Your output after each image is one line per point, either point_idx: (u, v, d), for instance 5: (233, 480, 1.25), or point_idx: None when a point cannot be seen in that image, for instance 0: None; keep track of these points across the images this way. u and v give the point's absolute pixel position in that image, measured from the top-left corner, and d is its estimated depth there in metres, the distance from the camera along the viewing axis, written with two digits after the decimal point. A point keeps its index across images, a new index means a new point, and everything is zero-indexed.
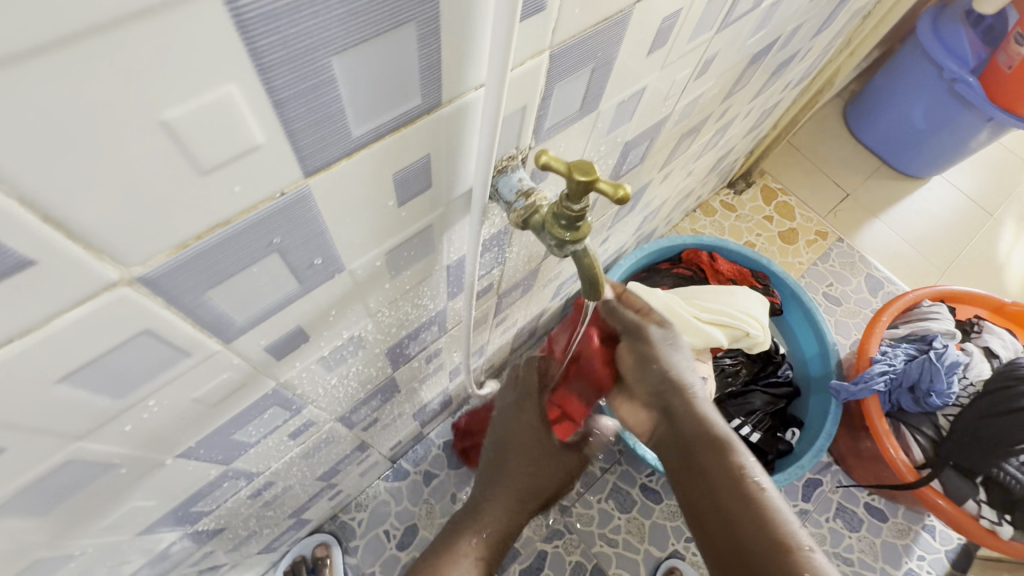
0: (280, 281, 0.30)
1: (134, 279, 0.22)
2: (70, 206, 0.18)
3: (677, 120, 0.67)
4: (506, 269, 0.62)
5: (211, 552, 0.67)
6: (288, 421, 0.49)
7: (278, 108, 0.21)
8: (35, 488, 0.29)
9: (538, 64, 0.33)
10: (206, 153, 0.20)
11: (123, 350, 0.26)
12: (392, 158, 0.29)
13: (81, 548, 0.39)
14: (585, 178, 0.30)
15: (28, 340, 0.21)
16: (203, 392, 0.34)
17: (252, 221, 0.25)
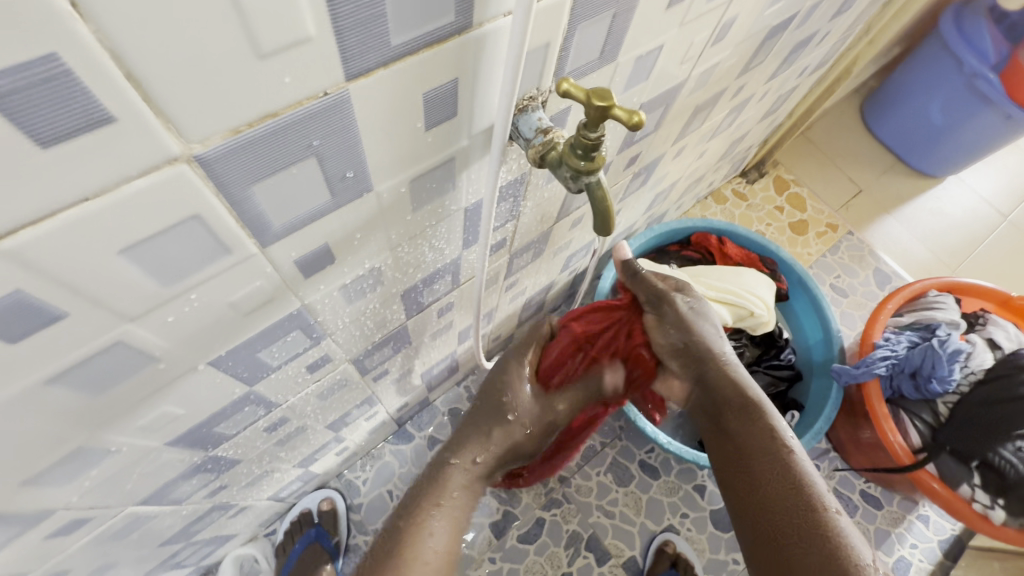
0: (315, 189, 0.33)
1: (192, 158, 0.25)
2: (149, 68, 0.20)
3: (693, 88, 0.68)
4: (519, 225, 0.65)
5: (226, 486, 0.70)
6: (307, 351, 0.52)
7: (329, 2, 0.23)
8: (82, 367, 0.32)
9: (562, 0, 0.35)
10: (266, 37, 0.23)
11: (174, 234, 0.28)
12: (423, 76, 0.31)
13: (116, 445, 0.42)
14: (602, 103, 0.32)
15: (99, 201, 0.24)
16: (237, 297, 0.37)
17: (297, 118, 0.27)
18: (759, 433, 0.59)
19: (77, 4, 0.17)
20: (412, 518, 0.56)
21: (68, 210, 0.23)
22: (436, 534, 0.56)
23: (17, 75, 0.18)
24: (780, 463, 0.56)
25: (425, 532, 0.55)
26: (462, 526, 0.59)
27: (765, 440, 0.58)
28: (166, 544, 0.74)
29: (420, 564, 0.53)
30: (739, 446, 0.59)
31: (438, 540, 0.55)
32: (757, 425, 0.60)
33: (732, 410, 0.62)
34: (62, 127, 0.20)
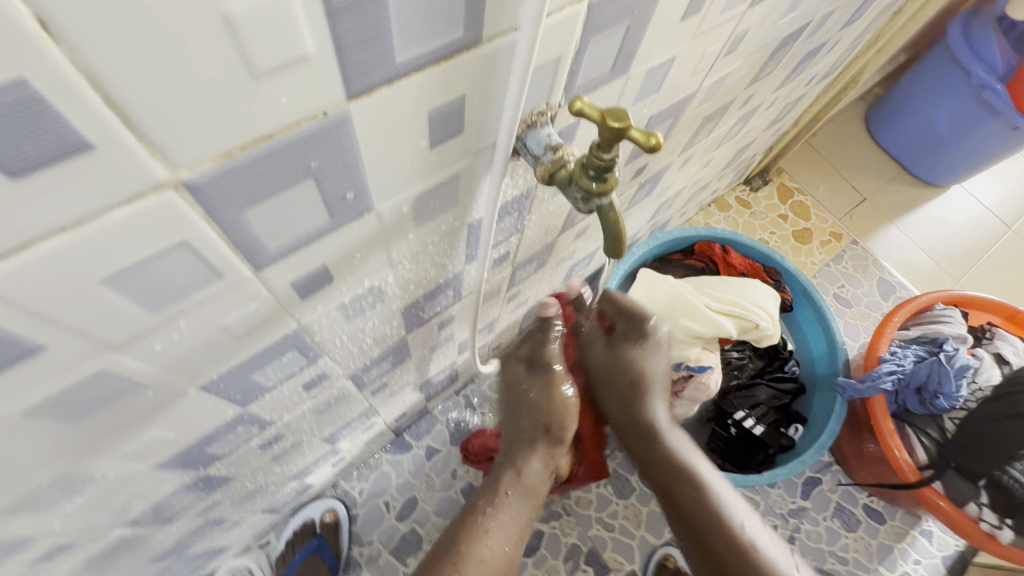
0: (313, 211, 0.31)
1: (179, 184, 0.23)
2: (131, 92, 0.19)
3: (703, 99, 0.67)
4: (523, 238, 0.63)
5: (219, 502, 0.68)
6: (303, 369, 0.50)
7: (330, 18, 0.22)
8: (62, 398, 0.30)
9: (575, 13, 0.33)
10: (260, 57, 0.21)
11: (161, 261, 0.26)
12: (429, 93, 0.29)
13: (101, 471, 0.40)
14: (619, 124, 0.31)
15: (77, 232, 0.22)
16: (230, 321, 0.35)
17: (294, 139, 0.25)
18: (682, 482, 0.62)
19: (47, 24, 0.16)
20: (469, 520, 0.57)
21: (44, 241, 0.21)
22: (494, 533, 0.56)
23: None
24: (713, 515, 0.60)
25: (481, 531, 0.56)
26: (518, 529, 0.59)
27: (684, 485, 0.62)
28: (157, 560, 0.72)
29: (476, 563, 0.54)
30: (670, 489, 0.63)
31: (496, 539, 0.56)
32: (678, 472, 0.63)
33: (648, 450, 0.65)
34: (33, 155, 0.18)
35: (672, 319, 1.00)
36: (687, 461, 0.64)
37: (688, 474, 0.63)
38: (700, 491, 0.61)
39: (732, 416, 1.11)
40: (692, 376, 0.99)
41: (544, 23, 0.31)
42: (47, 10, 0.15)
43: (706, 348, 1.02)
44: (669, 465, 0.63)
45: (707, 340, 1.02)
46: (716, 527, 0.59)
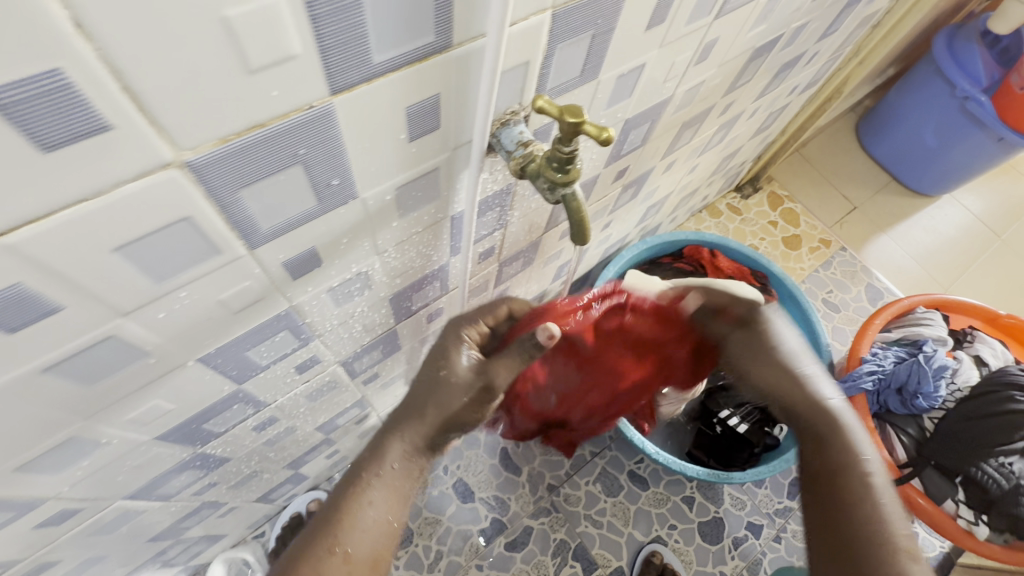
0: (302, 195, 0.35)
1: (183, 164, 0.27)
2: (144, 82, 0.22)
3: (679, 105, 0.71)
4: (507, 234, 0.66)
5: (215, 484, 0.71)
6: (296, 351, 0.54)
7: (313, 23, 0.25)
8: (74, 359, 0.33)
9: (540, 22, 0.37)
10: (254, 56, 0.25)
11: (166, 233, 0.30)
12: (406, 90, 0.33)
13: (107, 437, 0.43)
14: (574, 119, 0.35)
15: (94, 202, 0.25)
16: (227, 296, 0.38)
17: (284, 128, 0.29)
18: (837, 454, 0.56)
19: (80, 26, 0.19)
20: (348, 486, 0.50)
21: (68, 209, 0.25)
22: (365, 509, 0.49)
23: (22, 87, 0.20)
24: (874, 510, 0.51)
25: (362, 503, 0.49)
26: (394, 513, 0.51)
27: (847, 467, 0.55)
28: (154, 541, 0.75)
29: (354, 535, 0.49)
30: (832, 468, 0.55)
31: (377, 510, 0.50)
32: (836, 451, 0.56)
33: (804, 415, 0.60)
34: (61, 134, 0.22)
35: None
36: (852, 445, 0.56)
37: (847, 448, 0.56)
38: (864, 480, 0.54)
39: (717, 414, 1.15)
40: None
41: (509, 30, 0.34)
42: (81, 13, 0.19)
43: None
44: (826, 433, 0.58)
45: None
46: (872, 518, 0.50)
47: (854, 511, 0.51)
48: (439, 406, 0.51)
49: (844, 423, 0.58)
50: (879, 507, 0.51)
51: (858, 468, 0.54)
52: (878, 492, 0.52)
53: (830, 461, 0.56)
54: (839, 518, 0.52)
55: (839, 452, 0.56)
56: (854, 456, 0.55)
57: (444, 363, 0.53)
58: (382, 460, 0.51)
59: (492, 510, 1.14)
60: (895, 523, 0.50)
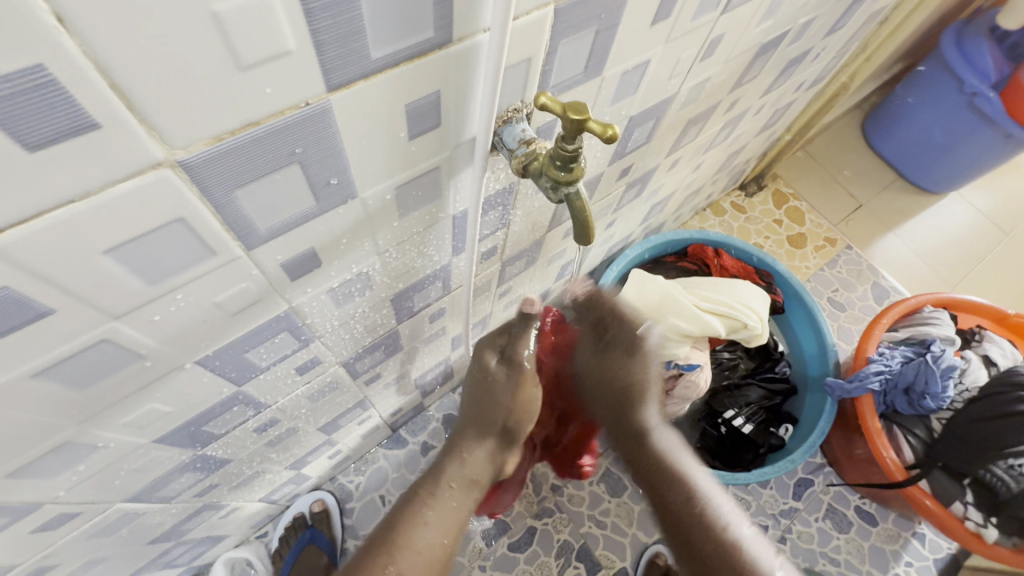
0: (300, 195, 0.34)
1: (175, 163, 0.26)
2: (131, 78, 0.22)
3: (684, 102, 0.69)
4: (510, 233, 0.66)
5: (216, 486, 0.71)
6: (296, 353, 0.53)
7: (308, 17, 0.25)
8: (67, 363, 0.33)
9: (543, 16, 0.36)
10: (247, 51, 0.24)
11: (159, 234, 0.29)
12: (406, 87, 0.32)
13: (104, 440, 0.43)
14: (578, 116, 0.34)
15: (83, 203, 0.25)
16: (224, 298, 0.38)
17: (279, 126, 0.28)
18: (673, 486, 0.66)
19: (62, 20, 0.19)
20: (406, 517, 0.55)
21: (56, 210, 0.24)
22: (423, 528, 0.55)
23: (4, 84, 0.19)
24: (704, 520, 0.63)
25: (420, 522, 0.55)
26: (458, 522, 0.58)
27: (686, 499, 0.64)
28: (157, 542, 0.74)
29: (411, 554, 0.52)
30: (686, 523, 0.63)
31: (434, 533, 0.55)
32: (669, 477, 0.67)
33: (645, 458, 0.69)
34: (46, 132, 0.21)
35: (661, 317, 1.02)
36: (682, 472, 0.67)
37: (681, 482, 0.66)
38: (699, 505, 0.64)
39: (722, 415, 1.12)
40: (681, 375, 1.03)
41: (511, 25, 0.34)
42: (62, 6, 0.18)
43: (695, 347, 1.05)
44: (666, 473, 0.67)
45: (696, 339, 1.04)
46: (705, 528, 0.62)
47: (687, 519, 0.63)
48: (488, 420, 0.62)
49: (671, 456, 0.69)
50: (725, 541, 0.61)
51: (687, 492, 0.65)
52: (708, 503, 0.64)
53: (676, 496, 0.65)
54: (689, 538, 0.62)
55: (680, 486, 0.66)
56: (686, 483, 0.66)
57: (480, 368, 0.62)
58: (439, 481, 0.59)
59: None
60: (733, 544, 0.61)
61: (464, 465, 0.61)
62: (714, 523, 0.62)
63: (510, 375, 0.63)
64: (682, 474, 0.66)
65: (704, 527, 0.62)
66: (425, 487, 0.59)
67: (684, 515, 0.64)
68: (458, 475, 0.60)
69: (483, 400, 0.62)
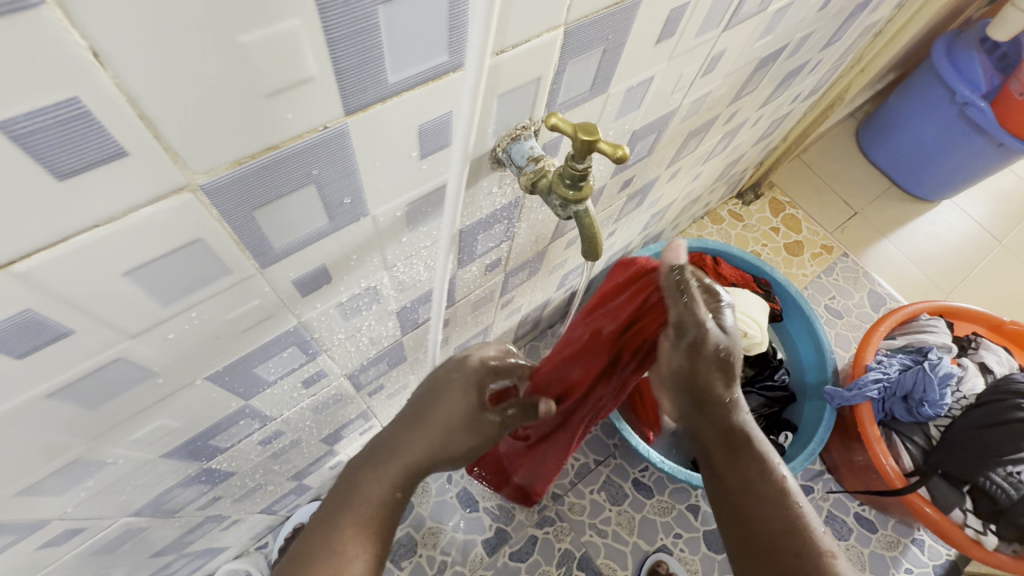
0: (314, 214, 0.34)
1: (197, 187, 0.26)
2: (159, 107, 0.22)
3: (685, 116, 0.70)
4: (514, 245, 0.66)
5: (218, 498, 0.71)
6: (303, 366, 0.53)
7: (330, 45, 0.25)
8: (83, 381, 0.33)
9: (553, 38, 0.36)
10: (270, 79, 0.24)
11: (178, 256, 0.29)
12: (420, 108, 0.33)
13: (113, 456, 0.43)
14: (588, 137, 0.35)
15: (106, 227, 0.25)
16: (236, 315, 0.38)
17: (298, 149, 0.29)
18: (758, 476, 0.54)
19: (98, 55, 0.19)
20: (334, 514, 0.50)
21: (81, 235, 0.25)
22: (351, 534, 0.49)
23: (39, 116, 0.19)
24: (788, 521, 0.52)
25: (351, 537, 0.49)
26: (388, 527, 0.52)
27: (770, 487, 0.54)
28: (158, 555, 0.74)
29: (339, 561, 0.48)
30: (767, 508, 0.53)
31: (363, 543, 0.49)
32: (756, 466, 0.55)
33: (728, 436, 0.56)
34: (75, 161, 0.22)
35: None
36: (766, 460, 0.55)
37: (768, 476, 0.54)
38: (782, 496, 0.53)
39: None
40: None
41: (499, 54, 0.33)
42: (98, 41, 0.19)
43: None
44: (751, 458, 0.55)
45: None
46: (792, 530, 0.51)
47: (766, 520, 0.52)
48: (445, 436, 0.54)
49: (759, 443, 0.56)
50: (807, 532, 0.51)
51: (772, 484, 0.54)
52: (794, 503, 0.53)
53: (763, 491, 0.54)
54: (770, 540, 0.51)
55: (762, 475, 0.54)
56: (767, 470, 0.55)
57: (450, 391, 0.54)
58: (384, 486, 0.51)
59: (496, 520, 1.14)
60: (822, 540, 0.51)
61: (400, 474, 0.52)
62: (804, 528, 0.51)
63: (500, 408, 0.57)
64: (768, 465, 0.55)
65: (792, 529, 0.51)
66: (363, 491, 0.51)
67: (770, 514, 0.52)
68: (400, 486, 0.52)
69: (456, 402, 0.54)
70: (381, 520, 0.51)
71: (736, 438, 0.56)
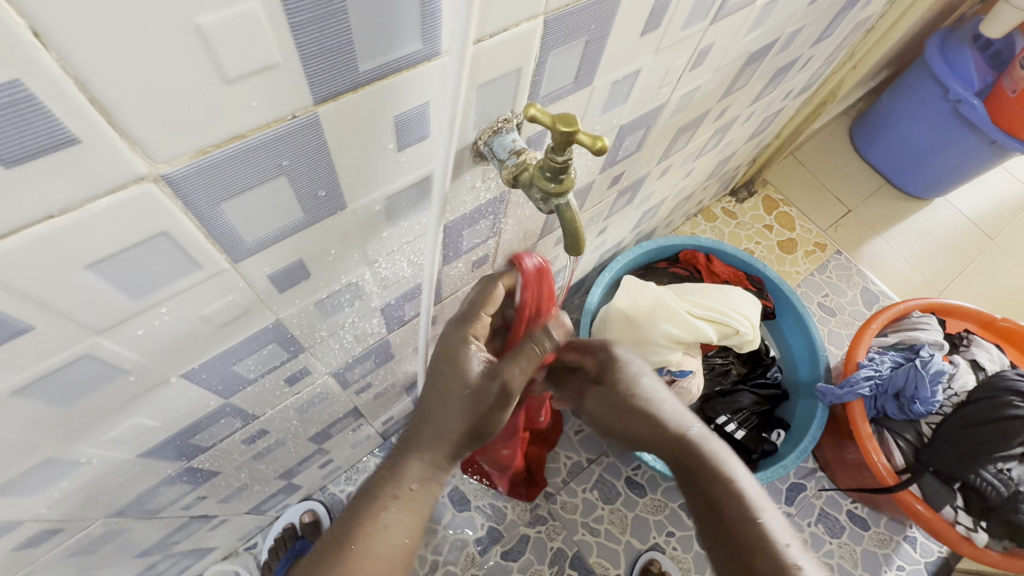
0: (286, 207, 0.34)
1: (158, 177, 0.26)
2: (111, 92, 0.21)
3: (674, 111, 0.70)
4: (501, 242, 0.65)
5: (203, 498, 0.70)
6: (284, 364, 0.52)
7: (294, 30, 0.24)
8: (49, 379, 0.32)
9: (533, 28, 0.36)
10: (231, 65, 0.23)
11: (143, 249, 0.29)
12: (395, 98, 0.32)
13: (86, 455, 0.42)
14: (567, 128, 0.34)
15: (63, 219, 0.24)
16: (210, 311, 0.37)
17: (266, 139, 0.28)
18: (723, 495, 0.56)
19: (39, 34, 0.18)
20: (360, 513, 0.49)
21: (35, 226, 0.24)
22: (379, 532, 0.48)
23: None
24: (752, 533, 0.53)
25: (379, 527, 0.48)
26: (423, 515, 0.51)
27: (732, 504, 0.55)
28: (142, 556, 0.73)
29: (371, 556, 0.47)
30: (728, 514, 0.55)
31: (395, 533, 0.48)
32: (718, 486, 0.56)
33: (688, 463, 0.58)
34: (23, 147, 0.21)
35: (653, 323, 1.02)
36: (725, 478, 0.56)
37: (734, 494, 0.56)
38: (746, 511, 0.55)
39: (715, 420, 1.12)
40: (674, 381, 1.04)
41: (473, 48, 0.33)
42: (38, 20, 0.18)
43: (688, 353, 1.05)
44: (709, 481, 0.57)
45: (689, 345, 1.05)
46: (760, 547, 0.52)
47: (739, 536, 0.54)
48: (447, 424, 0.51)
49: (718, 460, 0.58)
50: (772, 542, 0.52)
51: (738, 503, 0.55)
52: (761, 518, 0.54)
53: (729, 507, 0.55)
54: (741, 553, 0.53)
55: (727, 494, 0.56)
56: (730, 488, 0.56)
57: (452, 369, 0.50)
58: (401, 480, 0.50)
59: (488, 519, 1.13)
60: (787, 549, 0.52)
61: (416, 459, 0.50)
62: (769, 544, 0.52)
63: (488, 371, 0.51)
64: (731, 481, 0.56)
65: (756, 543, 0.53)
66: (386, 489, 0.49)
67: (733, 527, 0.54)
68: (420, 475, 0.50)
69: (450, 383, 0.50)
70: (410, 510, 0.50)
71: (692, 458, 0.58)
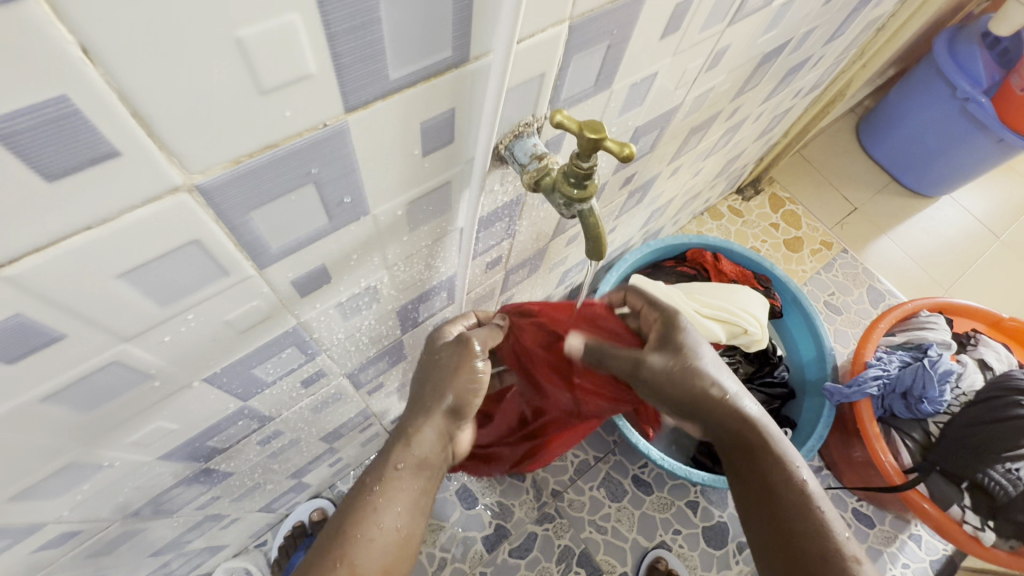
0: (312, 214, 0.34)
1: (192, 187, 0.25)
2: (152, 105, 0.21)
3: (687, 112, 0.70)
4: (514, 243, 0.65)
5: (217, 498, 0.70)
6: (302, 366, 0.52)
7: (330, 40, 0.24)
8: (73, 388, 0.32)
9: (558, 33, 0.35)
10: (268, 76, 0.23)
11: (174, 257, 0.29)
12: (424, 105, 0.32)
13: (109, 459, 0.42)
14: (595, 135, 0.34)
15: (99, 230, 0.24)
16: (234, 316, 0.37)
17: (297, 148, 0.28)
18: (781, 483, 0.55)
19: (87, 51, 0.18)
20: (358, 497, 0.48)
21: (70, 238, 0.24)
22: (385, 512, 0.47)
23: (27, 116, 0.19)
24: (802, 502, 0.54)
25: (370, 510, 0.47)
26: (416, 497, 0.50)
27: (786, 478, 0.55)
28: (157, 555, 0.73)
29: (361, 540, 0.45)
30: (775, 485, 0.55)
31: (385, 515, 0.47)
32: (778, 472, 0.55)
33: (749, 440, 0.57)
34: (62, 162, 0.21)
35: None
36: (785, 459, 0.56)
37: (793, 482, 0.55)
38: (803, 495, 0.54)
39: None
40: None
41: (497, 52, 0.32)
42: (87, 37, 0.18)
43: None
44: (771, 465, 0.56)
45: None
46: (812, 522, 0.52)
47: (796, 519, 0.53)
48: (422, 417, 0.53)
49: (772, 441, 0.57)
50: (828, 530, 0.52)
51: (794, 488, 0.55)
52: (818, 508, 0.53)
53: (784, 495, 0.54)
54: (792, 541, 0.52)
55: (782, 477, 0.55)
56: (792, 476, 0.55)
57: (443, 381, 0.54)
58: (388, 461, 0.50)
59: (495, 517, 1.14)
60: (841, 535, 0.52)
61: (415, 446, 0.51)
62: (828, 532, 0.52)
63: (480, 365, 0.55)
64: (791, 469, 0.55)
65: (813, 531, 0.52)
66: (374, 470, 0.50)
67: (792, 519, 0.53)
68: (409, 456, 0.51)
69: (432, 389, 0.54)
70: (404, 490, 0.49)
71: (753, 440, 0.57)
